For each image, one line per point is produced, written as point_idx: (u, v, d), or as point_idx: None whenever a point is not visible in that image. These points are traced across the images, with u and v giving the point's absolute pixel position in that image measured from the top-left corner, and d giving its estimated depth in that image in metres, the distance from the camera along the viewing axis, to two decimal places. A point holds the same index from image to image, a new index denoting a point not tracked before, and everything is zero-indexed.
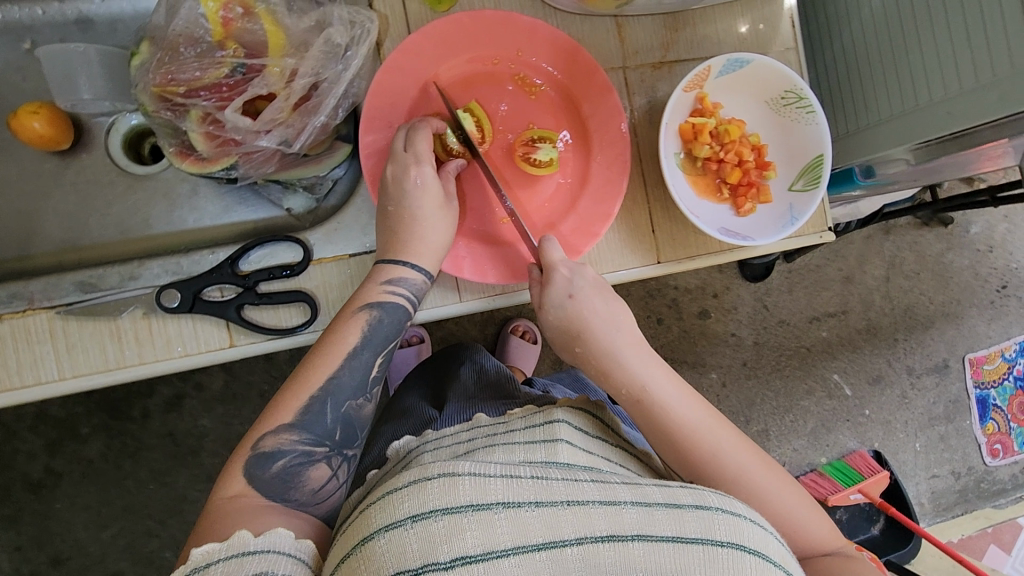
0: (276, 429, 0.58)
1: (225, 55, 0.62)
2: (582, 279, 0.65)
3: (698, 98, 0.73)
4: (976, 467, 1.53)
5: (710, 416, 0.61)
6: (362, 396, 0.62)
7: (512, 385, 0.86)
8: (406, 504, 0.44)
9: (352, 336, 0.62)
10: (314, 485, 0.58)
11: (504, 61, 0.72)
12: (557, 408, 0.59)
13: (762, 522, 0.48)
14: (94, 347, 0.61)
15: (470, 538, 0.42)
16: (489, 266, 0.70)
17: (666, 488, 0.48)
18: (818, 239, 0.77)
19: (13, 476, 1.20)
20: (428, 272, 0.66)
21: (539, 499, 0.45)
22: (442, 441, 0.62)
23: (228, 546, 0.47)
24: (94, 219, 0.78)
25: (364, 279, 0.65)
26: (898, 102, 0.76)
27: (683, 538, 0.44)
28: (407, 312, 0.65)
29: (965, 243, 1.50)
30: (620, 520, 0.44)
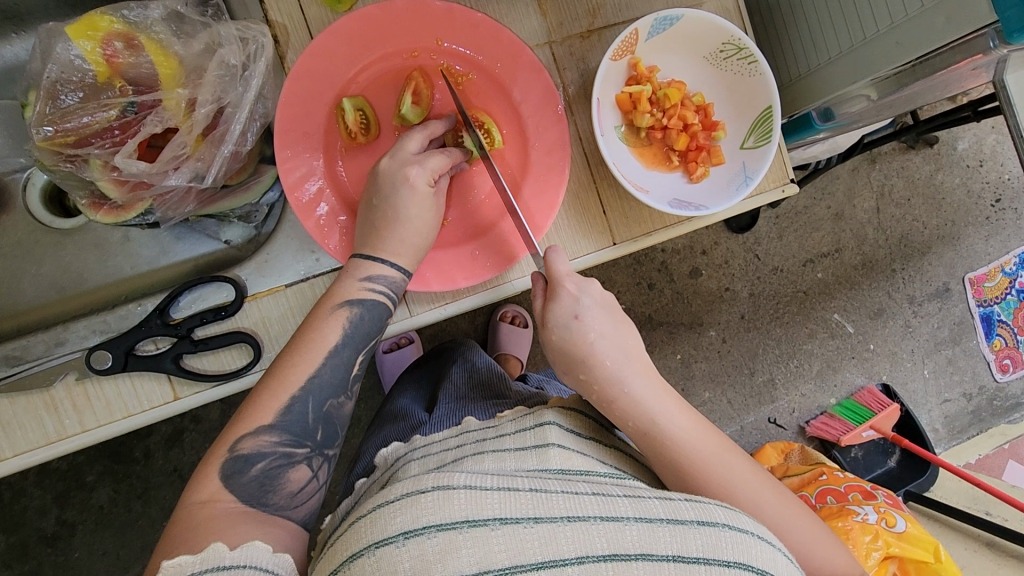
0: (255, 430, 0.54)
1: (112, 95, 0.57)
2: (591, 298, 0.60)
3: (631, 64, 0.68)
4: (988, 386, 1.50)
5: (717, 441, 0.57)
6: (343, 394, 0.59)
7: (503, 384, 0.81)
8: (397, 518, 0.41)
9: (333, 332, 0.58)
10: (293, 488, 0.55)
11: (423, 52, 0.66)
12: (547, 408, 0.56)
13: (769, 540, 0.46)
14: (31, 422, 0.59)
15: (466, 557, 0.40)
16: (428, 270, 0.66)
17: (669, 502, 0.45)
18: (779, 193, 0.73)
19: (27, 533, 1.19)
20: (405, 269, 0.62)
21: (538, 515, 0.41)
22: (430, 448, 0.58)
23: (202, 559, 0.44)
24: (31, 279, 0.75)
25: (340, 275, 0.61)
26: (846, 38, 0.71)
27: (684, 557, 0.41)
28: (387, 309, 0.61)
29: (954, 162, 1.44)
30: (622, 539, 0.41)
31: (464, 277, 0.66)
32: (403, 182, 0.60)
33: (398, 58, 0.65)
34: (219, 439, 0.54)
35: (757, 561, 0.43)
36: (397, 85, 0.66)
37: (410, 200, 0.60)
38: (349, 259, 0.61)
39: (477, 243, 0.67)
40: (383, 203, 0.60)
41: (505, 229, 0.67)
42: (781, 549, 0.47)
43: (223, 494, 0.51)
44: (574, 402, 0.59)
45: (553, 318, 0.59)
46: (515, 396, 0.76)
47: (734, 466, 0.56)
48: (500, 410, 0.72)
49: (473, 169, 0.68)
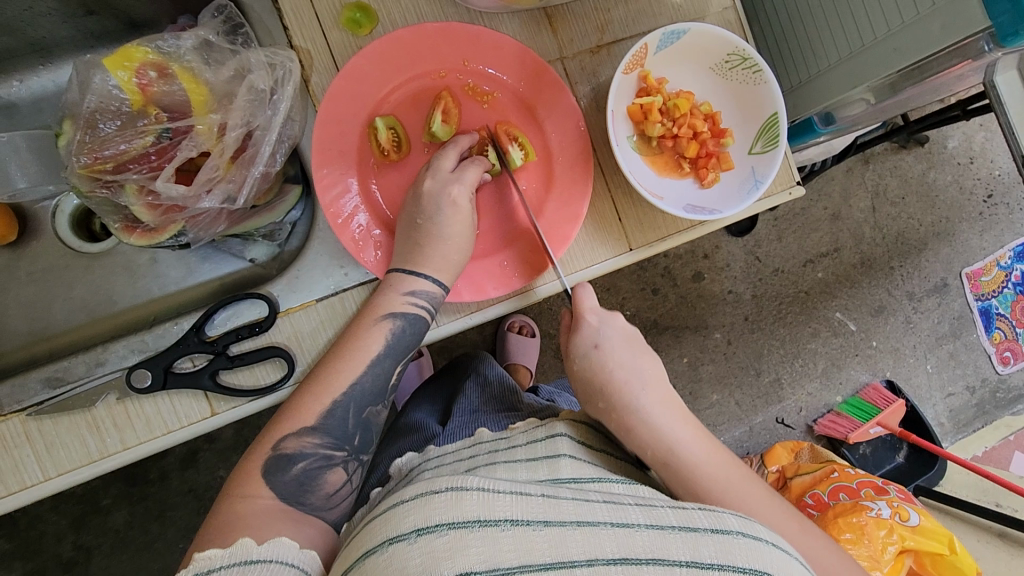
0: (298, 431, 0.57)
1: (148, 122, 0.60)
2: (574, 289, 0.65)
3: (642, 77, 0.71)
4: (990, 378, 1.52)
5: (691, 430, 0.60)
6: (381, 402, 0.62)
7: (516, 396, 0.83)
8: (409, 518, 0.42)
9: (376, 343, 0.61)
10: (329, 489, 0.58)
11: (451, 73, 0.68)
12: (558, 421, 0.59)
13: (783, 547, 0.47)
14: (74, 441, 0.60)
15: (475, 555, 0.40)
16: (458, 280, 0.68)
17: (681, 511, 0.46)
18: (788, 195, 0.75)
19: (45, 558, 1.19)
20: (444, 284, 0.64)
21: (548, 519, 0.43)
22: (444, 458, 0.60)
23: (231, 553, 0.46)
24: (59, 304, 0.76)
25: (381, 287, 0.63)
26: (845, 44, 0.74)
27: (697, 563, 0.42)
28: (425, 322, 0.64)
29: (945, 159, 1.48)
30: (631, 543, 0.42)
31: (494, 288, 0.68)
32: (448, 203, 0.64)
33: (427, 78, 0.68)
34: (262, 438, 0.57)
35: (769, 566, 0.44)
36: (427, 104, 0.69)
37: (452, 218, 0.64)
38: (390, 272, 0.63)
39: (505, 254, 0.70)
40: (429, 224, 0.64)
41: (530, 240, 0.70)
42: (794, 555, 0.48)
43: (264, 491, 0.54)
44: (582, 417, 0.61)
45: (539, 309, 0.64)
46: (528, 409, 0.78)
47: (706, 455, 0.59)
48: (512, 421, 0.74)
49: (500, 183, 0.71)
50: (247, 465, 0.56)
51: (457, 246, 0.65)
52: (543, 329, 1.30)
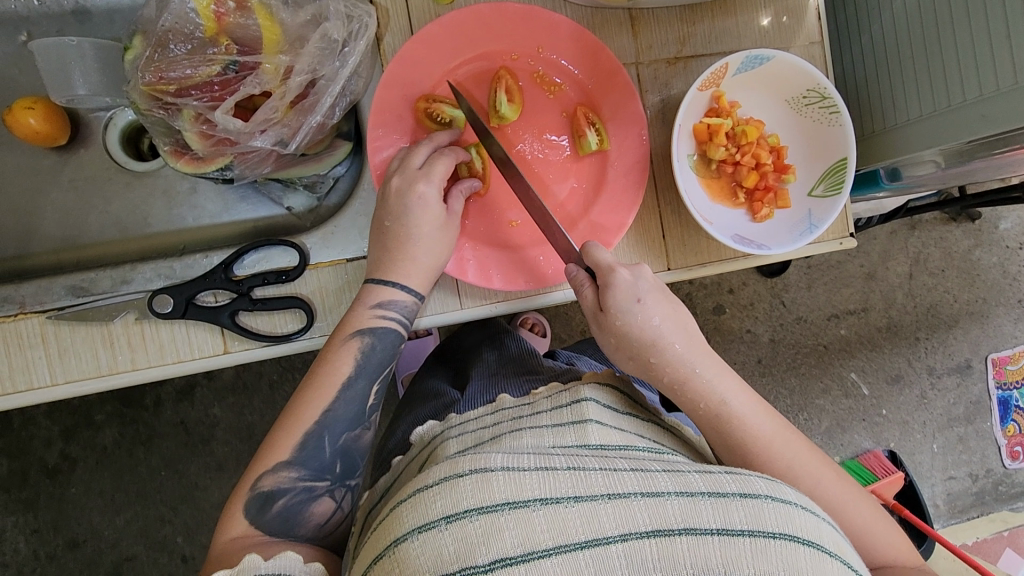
0: (274, 468, 0.56)
1: (218, 52, 0.59)
2: (644, 283, 0.60)
3: (714, 97, 0.68)
4: (995, 470, 1.48)
5: (784, 429, 0.59)
6: (360, 425, 0.60)
7: (535, 360, 0.80)
8: (439, 502, 0.41)
9: (346, 364, 0.59)
10: (319, 520, 0.57)
11: (523, 57, 0.67)
12: (584, 385, 0.56)
13: (814, 510, 0.43)
14: (86, 352, 0.60)
15: (509, 537, 0.39)
16: (471, 264, 0.66)
17: (710, 475, 0.43)
18: (838, 245, 0.73)
19: (30, 460, 1.21)
20: (418, 292, 0.62)
21: (576, 494, 0.41)
22: (467, 425, 0.59)
23: (239, 569, 0.47)
24: (94, 217, 0.76)
25: (353, 302, 0.62)
26: (929, 102, 0.71)
27: (729, 530, 0.39)
28: (400, 335, 0.62)
29: (993, 240, 1.44)
30: (663, 513, 0.40)
31: (528, 280, 0.66)
32: (415, 200, 0.60)
33: (498, 58, 0.67)
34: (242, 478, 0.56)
35: (804, 533, 0.41)
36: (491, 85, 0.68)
37: (422, 218, 0.61)
38: (363, 285, 0.62)
39: (543, 248, 0.68)
40: (398, 225, 0.61)
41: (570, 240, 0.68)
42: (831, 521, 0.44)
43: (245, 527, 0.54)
44: (605, 378, 0.59)
45: (613, 304, 0.59)
46: (547, 373, 0.75)
47: (795, 452, 0.58)
48: (533, 386, 0.71)
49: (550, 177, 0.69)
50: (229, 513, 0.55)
51: (429, 247, 0.62)
52: (555, 331, 1.28)
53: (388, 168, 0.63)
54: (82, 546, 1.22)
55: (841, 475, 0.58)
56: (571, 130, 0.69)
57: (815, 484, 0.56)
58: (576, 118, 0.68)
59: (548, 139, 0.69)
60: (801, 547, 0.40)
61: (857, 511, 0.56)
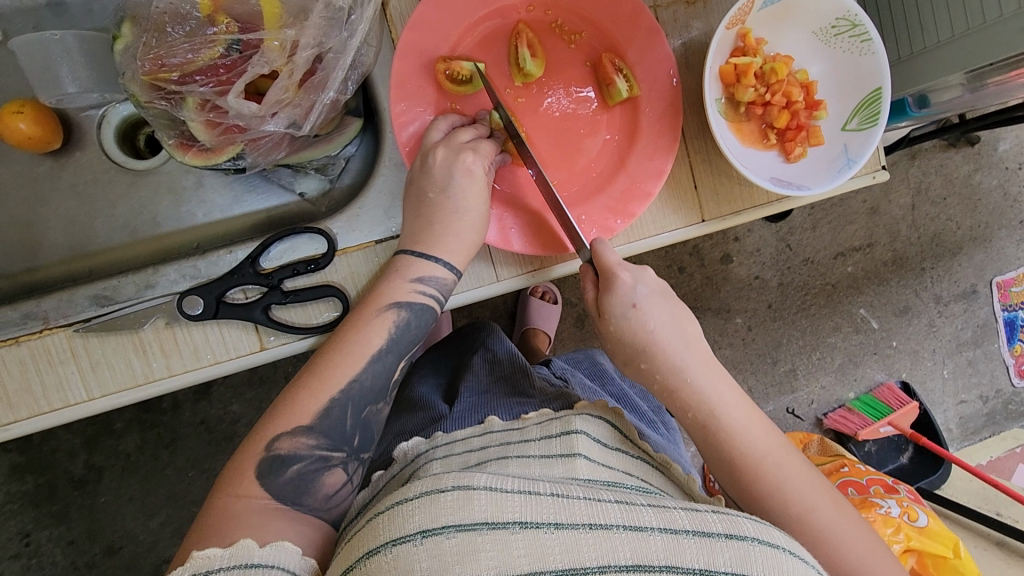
0: (292, 430, 0.54)
1: (217, 31, 0.55)
2: (644, 287, 0.60)
3: (740, 35, 0.65)
4: (1004, 389, 1.50)
5: (781, 446, 0.58)
6: (382, 400, 0.59)
7: (527, 378, 0.76)
8: (416, 517, 0.40)
9: (378, 337, 0.58)
10: (328, 491, 0.55)
11: (539, 8, 0.65)
12: (575, 415, 0.55)
13: (803, 556, 0.43)
14: (119, 363, 0.58)
15: (484, 560, 0.39)
16: (513, 233, 0.64)
17: (697, 513, 0.42)
18: (871, 179, 0.71)
19: (56, 474, 1.20)
20: (457, 269, 0.60)
21: (558, 520, 0.40)
22: (453, 446, 0.57)
23: (231, 555, 0.45)
24: (100, 221, 0.73)
25: (387, 273, 0.60)
26: (960, 22, 0.68)
27: (712, 570, 0.39)
28: (434, 313, 0.61)
29: (993, 163, 1.42)
30: (645, 550, 0.39)
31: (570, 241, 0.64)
32: (462, 173, 0.59)
33: (513, 12, 0.64)
34: (255, 437, 0.54)
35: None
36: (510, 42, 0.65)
37: (467, 190, 0.59)
38: (399, 255, 0.60)
39: (583, 208, 0.65)
40: (442, 197, 0.59)
41: (608, 196, 0.66)
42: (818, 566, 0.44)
43: (257, 491, 0.52)
44: (600, 410, 0.58)
45: (610, 307, 0.60)
46: (540, 397, 0.70)
47: (790, 470, 0.56)
48: (524, 411, 0.67)
49: (580, 132, 0.67)
50: (239, 467, 0.54)
51: (472, 222, 0.60)
52: (565, 297, 1.26)
53: (429, 140, 0.60)
54: (119, 552, 1.22)
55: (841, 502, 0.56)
56: (597, 80, 0.66)
57: (809, 510, 0.54)
58: (602, 66, 0.65)
59: (574, 92, 0.67)
60: None
61: (857, 541, 0.54)
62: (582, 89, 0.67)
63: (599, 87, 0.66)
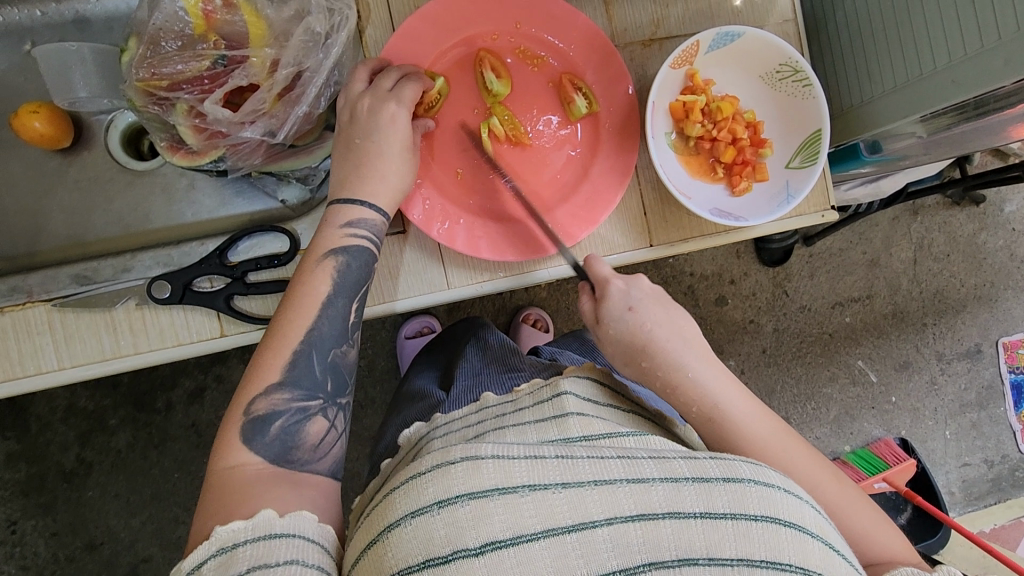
0: (265, 390, 0.56)
1: (206, 47, 0.62)
2: (636, 291, 0.63)
3: (688, 75, 0.70)
4: (1011, 455, 1.45)
5: (783, 430, 0.59)
6: (345, 343, 0.61)
7: (517, 357, 0.80)
8: (429, 489, 0.42)
9: (323, 285, 0.60)
10: (314, 441, 0.57)
11: (503, 35, 0.71)
12: (563, 377, 0.56)
13: (796, 492, 0.45)
14: (91, 337, 0.63)
15: (498, 523, 0.41)
16: (458, 230, 0.69)
17: (695, 460, 0.45)
18: (819, 218, 0.74)
19: (48, 465, 1.24)
20: (385, 211, 0.64)
21: (565, 481, 0.42)
22: (451, 425, 0.59)
23: (254, 527, 0.46)
24: (97, 215, 0.80)
25: (322, 228, 0.63)
26: (901, 74, 0.73)
27: (711, 513, 0.42)
28: (371, 253, 0.64)
29: (998, 223, 1.43)
30: (647, 500, 0.42)
31: (517, 252, 0.69)
32: (388, 122, 0.63)
33: (480, 40, 0.70)
34: (233, 405, 0.56)
35: (784, 514, 0.42)
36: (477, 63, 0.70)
37: (391, 135, 0.64)
38: (332, 205, 0.64)
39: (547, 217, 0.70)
40: (369, 141, 0.63)
41: (571, 204, 0.71)
42: (810, 501, 0.46)
43: (248, 456, 0.54)
44: (586, 370, 0.58)
45: (608, 314, 0.63)
46: (530, 369, 0.74)
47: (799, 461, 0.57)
48: (516, 383, 0.70)
49: (546, 147, 0.72)
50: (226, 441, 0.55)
51: (397, 166, 0.64)
52: (556, 326, 1.28)
53: (354, 90, 0.65)
54: (99, 548, 1.25)
55: (842, 480, 0.57)
56: (560, 99, 0.72)
57: (812, 487, 0.56)
58: (563, 86, 0.71)
59: (537, 109, 0.72)
60: (781, 528, 0.42)
61: (860, 516, 0.56)
62: (548, 106, 0.72)
63: (560, 104, 0.72)
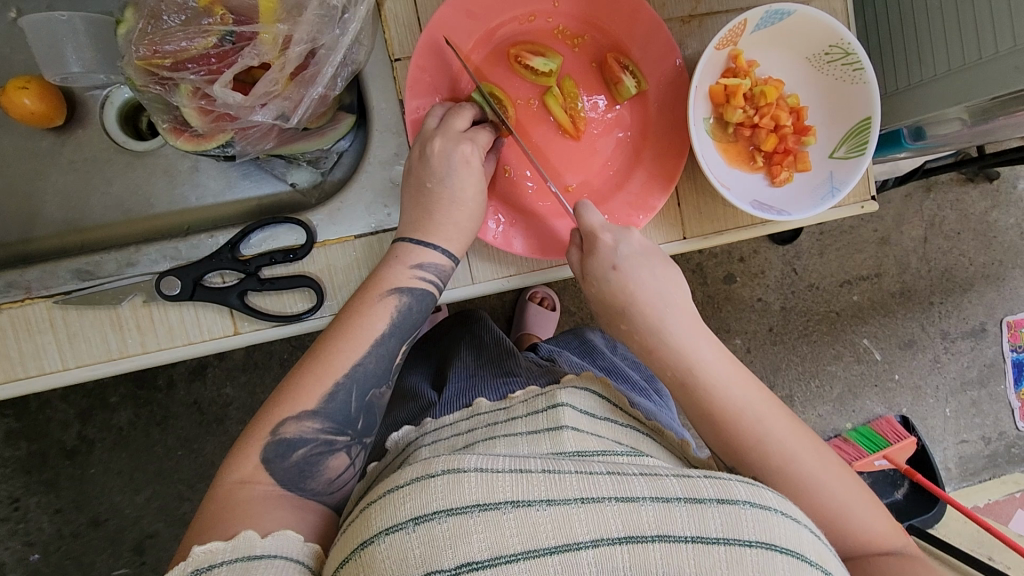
0: (298, 416, 0.54)
1: (213, 22, 0.57)
2: (627, 247, 0.60)
3: (732, 56, 0.65)
4: (1008, 433, 1.45)
5: (761, 396, 0.55)
6: (385, 383, 0.58)
7: (513, 358, 0.76)
8: (406, 505, 0.39)
9: (381, 321, 0.57)
10: (330, 476, 0.55)
11: (540, 16, 0.66)
12: (560, 389, 0.53)
13: (793, 514, 0.42)
14: (96, 336, 0.60)
15: (477, 542, 0.38)
16: (514, 233, 0.65)
17: (689, 479, 0.42)
18: (859, 209, 0.71)
19: (49, 442, 1.22)
20: (454, 256, 0.61)
21: (550, 498, 0.39)
22: (442, 431, 0.56)
23: (233, 547, 0.44)
24: (95, 197, 0.75)
25: (386, 259, 0.60)
26: (957, 57, 0.68)
27: (703, 539, 0.39)
28: (433, 298, 0.61)
29: (1011, 201, 1.40)
30: (637, 519, 0.39)
31: None
32: (460, 164, 0.59)
33: (516, 22, 0.65)
34: (260, 422, 0.53)
35: (781, 540, 0.40)
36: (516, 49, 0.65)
37: (467, 179, 0.60)
38: (398, 243, 0.60)
39: (605, 207, 0.67)
40: (441, 188, 0.59)
41: (628, 192, 0.67)
42: (808, 524, 0.43)
43: (263, 476, 0.52)
44: (586, 381, 0.56)
45: (592, 269, 0.60)
46: (525, 374, 0.69)
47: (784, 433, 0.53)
48: (511, 389, 0.65)
49: (594, 133, 0.68)
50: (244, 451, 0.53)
51: (470, 213, 0.61)
52: (563, 305, 1.25)
53: (428, 127, 0.60)
54: (105, 523, 1.23)
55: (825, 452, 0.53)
56: (607, 80, 0.67)
57: (788, 458, 0.52)
58: (607, 66, 0.66)
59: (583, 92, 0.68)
60: (778, 556, 0.39)
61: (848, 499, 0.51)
62: (593, 89, 0.68)
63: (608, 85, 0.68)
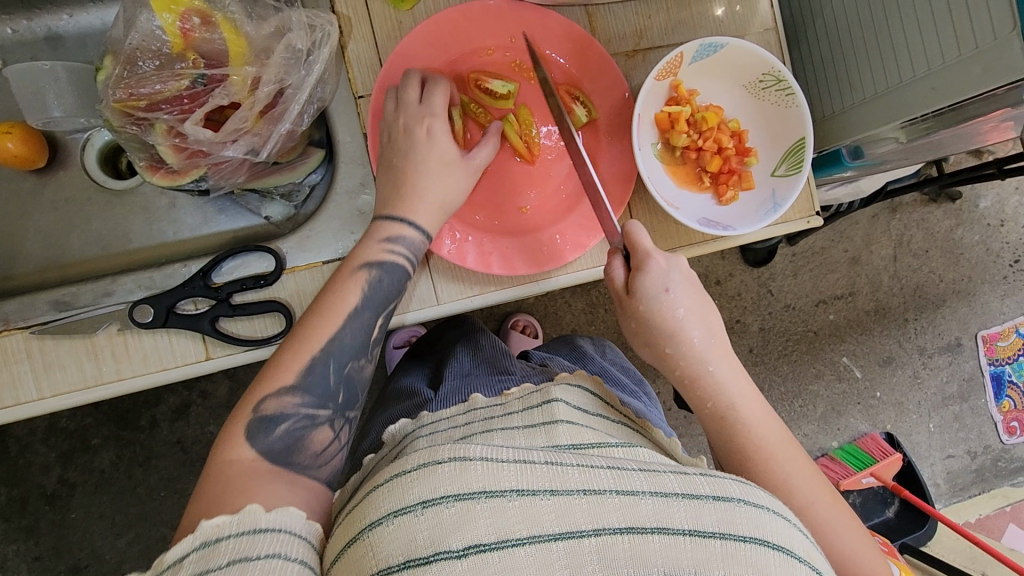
0: (277, 391, 0.55)
1: (185, 66, 0.61)
2: (677, 274, 0.61)
3: (673, 86, 0.70)
4: (993, 446, 1.47)
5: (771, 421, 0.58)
6: (364, 357, 0.60)
7: (505, 360, 0.78)
8: (414, 488, 0.39)
9: (353, 295, 0.60)
10: (317, 448, 0.55)
11: (498, 50, 0.70)
12: (554, 386, 0.55)
13: (784, 514, 0.42)
14: (71, 364, 0.62)
15: (483, 526, 0.38)
16: (469, 247, 0.69)
17: (686, 475, 0.42)
18: (806, 224, 0.75)
19: (28, 488, 1.21)
20: (424, 231, 0.64)
21: (553, 488, 0.39)
22: (438, 425, 0.57)
23: (240, 521, 0.43)
24: (76, 236, 0.78)
25: (361, 240, 0.63)
26: (881, 81, 0.74)
27: (700, 532, 0.39)
28: (406, 271, 0.63)
29: (974, 219, 1.44)
30: (635, 512, 0.39)
31: (525, 266, 0.69)
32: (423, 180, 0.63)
33: (475, 56, 0.70)
34: (241, 404, 0.54)
35: (774, 537, 0.40)
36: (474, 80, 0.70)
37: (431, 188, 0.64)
38: (372, 223, 0.64)
39: (558, 227, 0.71)
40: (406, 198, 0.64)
41: (581, 214, 0.71)
42: (796, 523, 0.43)
43: (248, 453, 0.52)
44: (579, 379, 0.58)
45: (643, 288, 0.60)
46: (521, 372, 0.72)
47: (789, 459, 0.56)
48: (505, 385, 0.68)
49: (549, 159, 0.72)
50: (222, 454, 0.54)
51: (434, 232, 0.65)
52: (545, 331, 1.27)
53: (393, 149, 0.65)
54: (85, 570, 1.21)
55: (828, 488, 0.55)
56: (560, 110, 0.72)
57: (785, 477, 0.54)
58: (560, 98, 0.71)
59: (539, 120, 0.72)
60: (771, 552, 0.39)
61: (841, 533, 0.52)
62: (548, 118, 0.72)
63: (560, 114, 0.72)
